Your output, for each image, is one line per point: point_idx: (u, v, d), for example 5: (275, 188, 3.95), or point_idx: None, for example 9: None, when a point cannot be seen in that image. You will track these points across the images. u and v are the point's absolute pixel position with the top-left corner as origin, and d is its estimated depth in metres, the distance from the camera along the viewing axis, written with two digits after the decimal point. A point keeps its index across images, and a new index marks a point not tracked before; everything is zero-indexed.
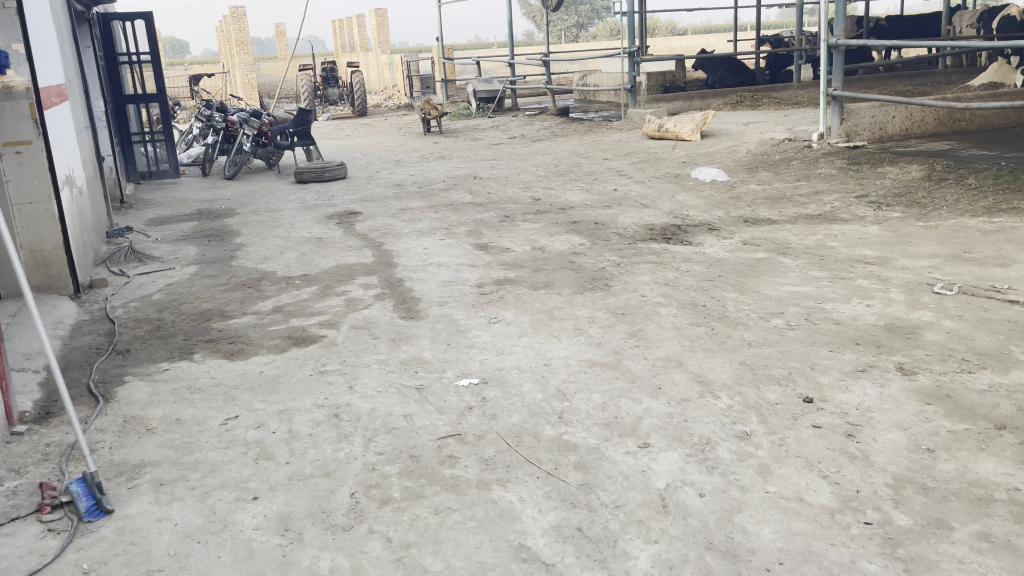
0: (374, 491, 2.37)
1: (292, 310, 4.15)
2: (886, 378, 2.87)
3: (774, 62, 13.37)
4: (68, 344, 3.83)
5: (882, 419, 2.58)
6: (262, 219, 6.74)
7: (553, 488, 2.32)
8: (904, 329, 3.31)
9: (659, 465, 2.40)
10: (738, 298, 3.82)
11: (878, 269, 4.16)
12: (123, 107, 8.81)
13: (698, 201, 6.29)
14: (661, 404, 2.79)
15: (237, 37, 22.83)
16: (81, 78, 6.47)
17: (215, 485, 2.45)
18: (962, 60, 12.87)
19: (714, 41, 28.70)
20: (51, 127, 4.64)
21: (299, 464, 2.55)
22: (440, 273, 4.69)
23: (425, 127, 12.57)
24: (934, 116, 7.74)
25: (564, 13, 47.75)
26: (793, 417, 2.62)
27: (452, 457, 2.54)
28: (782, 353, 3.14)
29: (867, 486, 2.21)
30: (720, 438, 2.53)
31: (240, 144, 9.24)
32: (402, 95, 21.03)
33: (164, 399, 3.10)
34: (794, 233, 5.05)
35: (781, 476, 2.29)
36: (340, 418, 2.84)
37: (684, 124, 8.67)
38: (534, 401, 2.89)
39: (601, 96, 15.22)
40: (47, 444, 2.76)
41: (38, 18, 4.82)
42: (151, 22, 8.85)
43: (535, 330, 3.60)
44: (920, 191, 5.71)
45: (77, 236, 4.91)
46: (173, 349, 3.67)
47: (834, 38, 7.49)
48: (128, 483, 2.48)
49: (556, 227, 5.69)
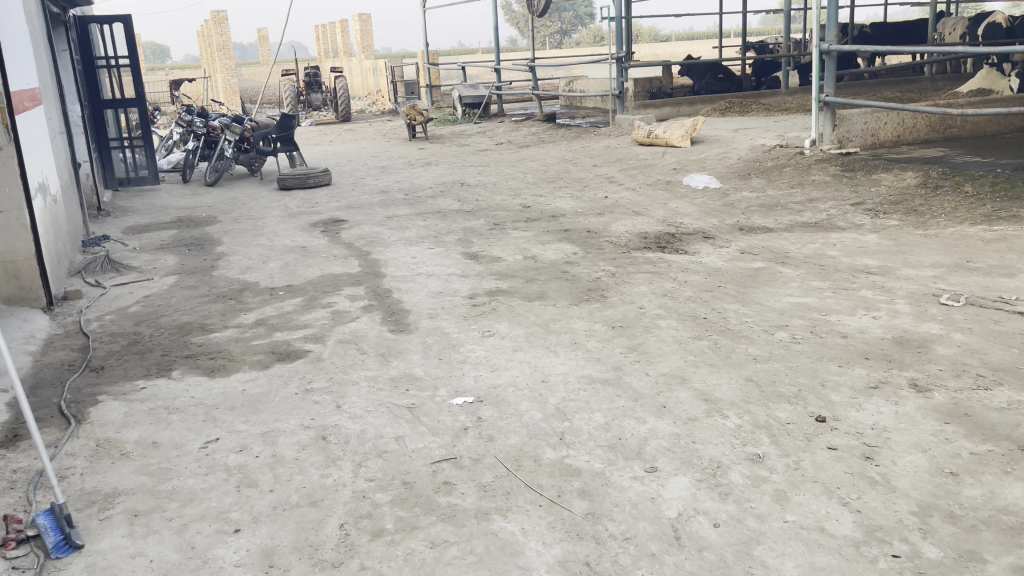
0: (366, 522, 2.21)
1: (276, 324, 3.98)
2: (900, 396, 2.74)
3: (760, 69, 13.29)
4: (39, 361, 3.64)
5: (899, 440, 2.45)
6: (244, 227, 6.56)
7: (556, 518, 2.17)
8: (913, 343, 3.19)
9: (669, 492, 2.26)
10: (739, 310, 3.70)
11: (881, 279, 4.05)
12: (100, 111, 8.60)
13: (691, 208, 6.18)
14: (666, 424, 2.66)
15: (219, 42, 22.56)
16: (56, 82, 6.27)
17: (194, 515, 2.28)
18: (946, 67, 12.88)
19: (698, 48, 28.87)
20: (23, 132, 4.45)
21: (284, 492, 2.39)
22: (430, 283, 4.54)
23: (410, 133, 12.39)
24: (926, 123, 7.69)
25: (547, 21, 47.80)
26: (807, 439, 2.49)
27: (448, 483, 2.39)
28: (791, 369, 3.00)
29: (892, 515, 2.08)
30: (731, 461, 2.40)
31: (221, 149, 9.07)
32: (387, 101, 20.86)
33: (140, 421, 2.93)
34: (792, 241, 4.94)
35: (799, 503, 2.16)
36: (329, 441, 2.68)
37: (674, 130, 8.55)
38: (533, 422, 2.74)
39: (588, 103, 15.15)
40: (14, 471, 2.58)
41: (11, 19, 4.66)
42: (131, 25, 8.66)
43: (531, 344, 3.46)
44: (916, 199, 5.62)
45: (50, 245, 4.71)
46: (151, 365, 3.50)
47: (825, 43, 7.39)
48: (100, 514, 2.31)
49: (547, 235, 5.56)
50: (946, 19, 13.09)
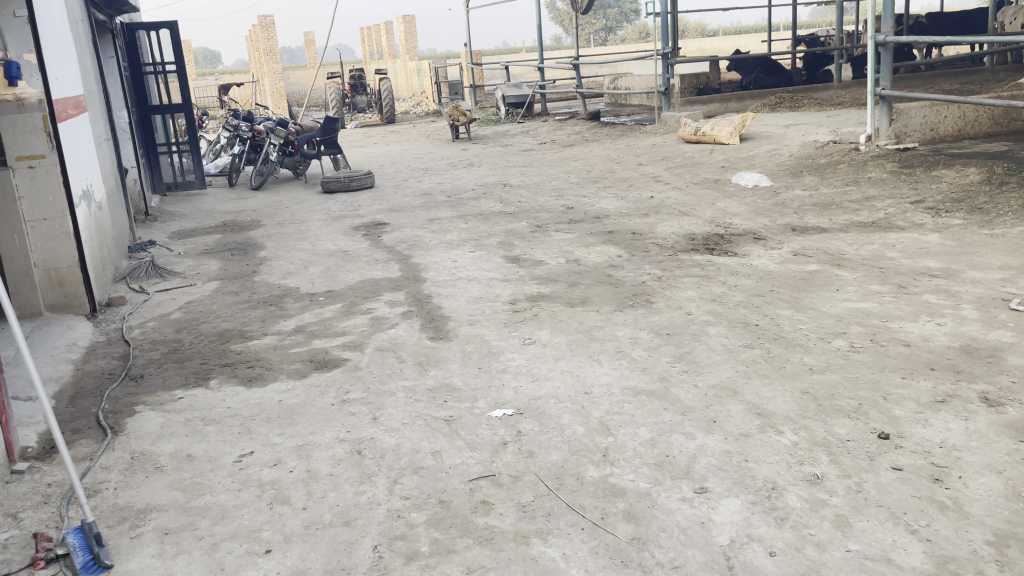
0: (400, 544, 2.12)
1: (315, 331, 3.92)
2: (970, 410, 2.56)
3: (811, 63, 12.91)
4: (80, 370, 3.63)
5: (971, 460, 2.28)
6: (288, 232, 6.55)
7: (600, 543, 2.05)
8: (982, 352, 2.99)
9: (720, 516, 2.12)
10: (794, 316, 3.52)
11: (945, 282, 3.83)
12: (148, 117, 8.69)
13: (740, 208, 5.99)
14: (717, 440, 2.51)
15: (266, 46, 22.85)
16: (102, 88, 6.33)
17: (225, 534, 2.22)
18: (1007, 57, 12.39)
19: (745, 41, 28.52)
20: (66, 139, 4.46)
21: (317, 510, 2.30)
22: (471, 288, 4.45)
23: (453, 134, 12.34)
24: (988, 116, 7.36)
25: (591, 18, 47.56)
26: (870, 457, 2.33)
27: (486, 502, 2.29)
28: (849, 381, 2.84)
29: (966, 545, 1.91)
30: (788, 482, 2.24)
31: (266, 154, 9.12)
32: (431, 102, 20.89)
33: (176, 432, 2.88)
34: (848, 242, 4.74)
35: (863, 530, 2.00)
36: (364, 455, 2.60)
37: (722, 127, 8.33)
38: (575, 436, 2.62)
39: (634, 100, 14.98)
40: (48, 485, 2.55)
41: (54, 26, 4.67)
42: (177, 31, 8.74)
43: (574, 352, 3.34)
44: (981, 196, 5.35)
45: (94, 251, 4.72)
46: (189, 374, 3.46)
47: (881, 35, 7.12)
48: (131, 531, 2.26)
49: (591, 237, 5.42)
50: (1007, 8, 12.58)
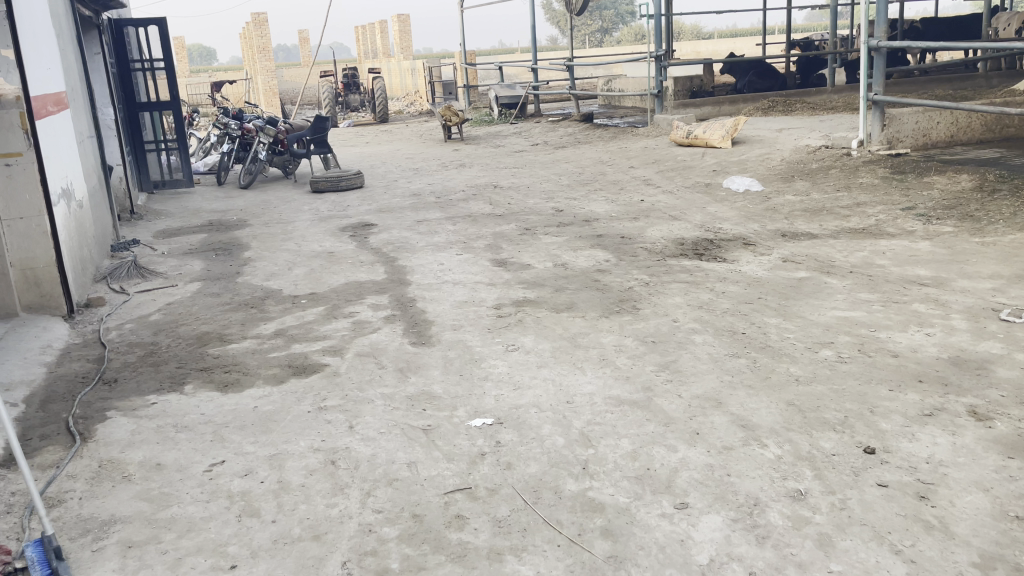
0: (370, 560, 2.05)
1: (296, 335, 3.85)
2: (958, 425, 2.50)
3: (805, 66, 12.87)
4: (53, 372, 3.56)
5: (958, 477, 2.22)
6: (274, 232, 6.47)
7: (576, 560, 2.00)
8: (971, 363, 2.94)
9: (700, 533, 2.06)
10: (781, 325, 3.47)
11: (936, 291, 3.78)
12: (136, 114, 8.60)
13: (730, 212, 5.94)
14: (699, 453, 2.45)
15: (258, 44, 22.73)
16: (86, 84, 6.23)
17: (190, 548, 2.15)
18: (1001, 63, 12.38)
19: (740, 45, 28.54)
20: (44, 137, 4.38)
21: (287, 523, 2.24)
22: (456, 292, 4.38)
23: (446, 134, 12.25)
24: (981, 122, 7.32)
25: (587, 19, 47.57)
26: (854, 473, 2.28)
27: (460, 517, 2.22)
28: (836, 393, 2.78)
29: (951, 567, 1.86)
30: (770, 498, 2.19)
31: (255, 152, 9.00)
32: (425, 101, 20.80)
33: (146, 439, 2.81)
34: (837, 249, 4.69)
35: (846, 550, 1.94)
36: (337, 466, 2.53)
37: (714, 130, 8.27)
38: (555, 448, 2.56)
39: (627, 102, 14.94)
40: (12, 493, 2.48)
41: (34, 22, 4.58)
42: (165, 28, 8.64)
43: (557, 360, 3.27)
44: (972, 204, 5.31)
45: (72, 250, 4.64)
46: (164, 378, 3.39)
47: (874, 39, 7.06)
48: (93, 544, 2.19)
49: (580, 241, 5.36)
50: (1001, 13, 12.55)
